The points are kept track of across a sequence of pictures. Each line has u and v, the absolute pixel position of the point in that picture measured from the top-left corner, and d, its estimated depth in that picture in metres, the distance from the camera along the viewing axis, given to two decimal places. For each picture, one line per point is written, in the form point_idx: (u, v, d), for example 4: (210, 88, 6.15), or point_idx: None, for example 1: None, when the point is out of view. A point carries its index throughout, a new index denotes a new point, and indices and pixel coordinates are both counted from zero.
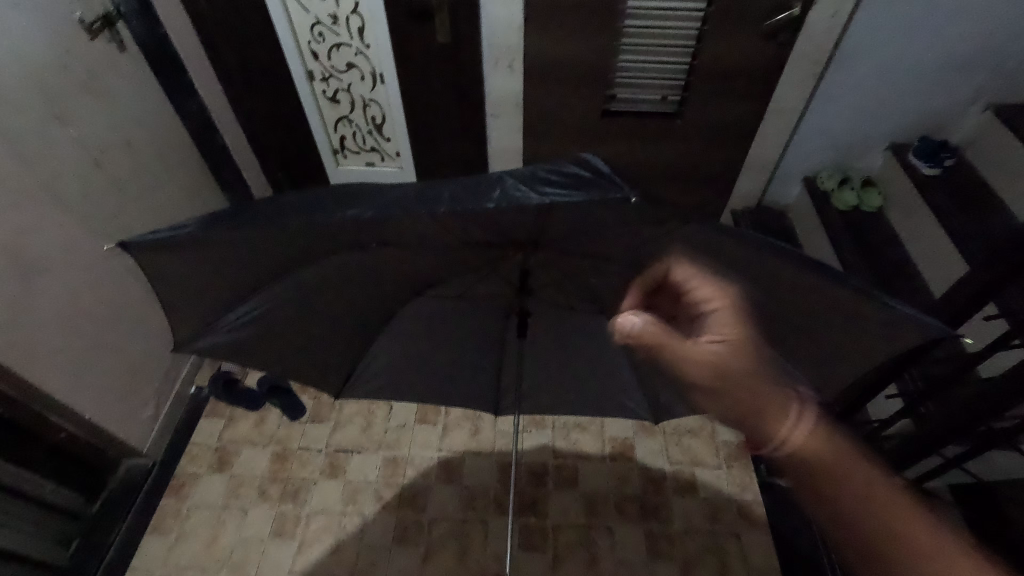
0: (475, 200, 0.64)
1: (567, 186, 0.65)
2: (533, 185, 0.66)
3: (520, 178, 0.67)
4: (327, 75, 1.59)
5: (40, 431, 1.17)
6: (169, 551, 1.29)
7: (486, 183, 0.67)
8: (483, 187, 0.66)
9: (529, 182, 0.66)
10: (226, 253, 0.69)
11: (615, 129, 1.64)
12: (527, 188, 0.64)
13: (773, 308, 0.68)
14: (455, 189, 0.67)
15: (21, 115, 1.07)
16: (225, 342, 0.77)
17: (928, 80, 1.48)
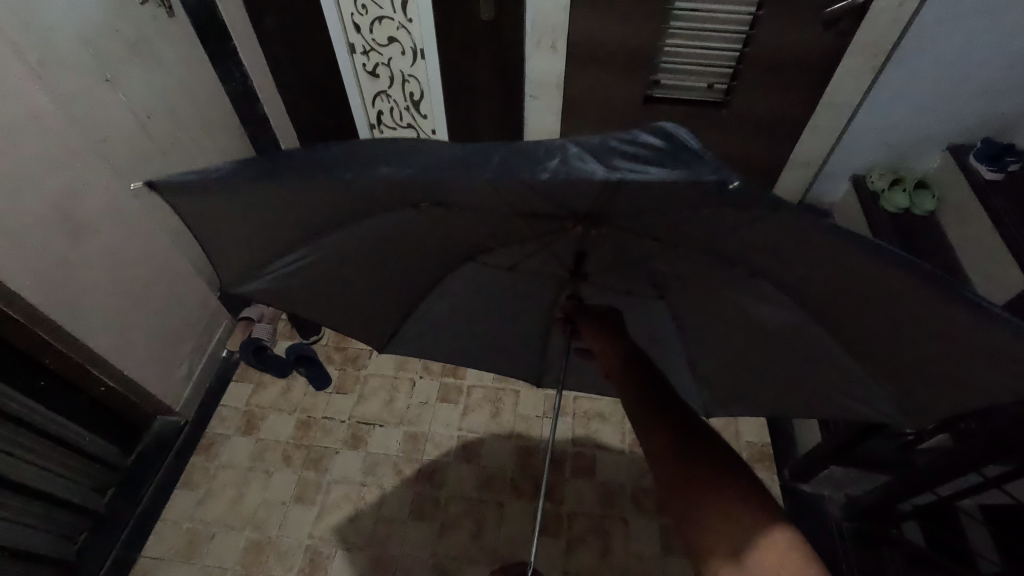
0: (530, 166, 0.53)
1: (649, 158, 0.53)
2: (603, 157, 0.54)
3: (587, 148, 0.55)
4: (367, 49, 1.58)
5: (82, 383, 1.22)
6: (197, 505, 1.35)
7: (546, 150, 0.55)
8: (542, 155, 0.54)
9: (600, 149, 0.55)
10: (261, 204, 0.66)
11: (657, 116, 1.59)
12: (594, 161, 0.53)
13: (826, 316, 0.65)
14: (507, 151, 0.56)
15: (74, 74, 1.11)
16: (272, 289, 0.80)
17: (997, 78, 1.39)
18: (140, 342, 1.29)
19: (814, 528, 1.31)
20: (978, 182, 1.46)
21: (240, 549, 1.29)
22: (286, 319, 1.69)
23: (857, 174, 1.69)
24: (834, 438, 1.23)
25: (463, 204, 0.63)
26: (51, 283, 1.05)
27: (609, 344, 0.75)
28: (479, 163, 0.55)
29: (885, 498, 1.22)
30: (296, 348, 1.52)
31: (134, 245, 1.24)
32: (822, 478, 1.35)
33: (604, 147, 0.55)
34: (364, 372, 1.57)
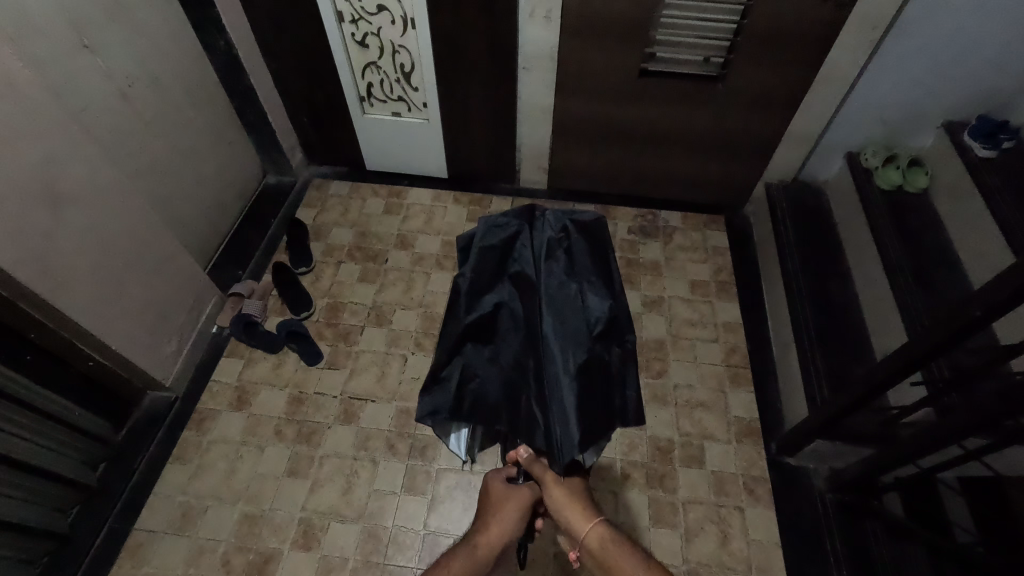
0: (559, 296, 0.84)
1: (586, 329, 0.83)
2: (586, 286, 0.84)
3: (575, 276, 0.85)
4: (356, 17, 1.51)
5: (70, 359, 1.21)
6: (190, 478, 1.36)
7: (557, 286, 0.84)
8: (559, 288, 0.84)
9: (557, 344, 0.84)
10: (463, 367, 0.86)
11: (651, 91, 1.57)
12: (584, 294, 0.84)
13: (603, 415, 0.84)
14: (547, 290, 0.85)
15: (45, 35, 1.08)
16: (439, 426, 0.90)
17: (992, 53, 1.39)
18: (128, 317, 1.28)
19: (800, 501, 1.34)
20: (974, 160, 1.46)
21: (234, 522, 1.30)
22: (277, 295, 1.68)
23: (851, 152, 1.68)
24: (822, 411, 1.24)
25: (533, 323, 0.84)
26: (36, 257, 1.04)
27: (586, 514, 0.88)
28: (546, 293, 0.85)
29: (868, 471, 1.24)
30: (286, 325, 1.53)
31: (121, 220, 1.21)
32: (807, 452, 1.36)
33: (562, 341, 0.83)
34: (355, 348, 1.57)
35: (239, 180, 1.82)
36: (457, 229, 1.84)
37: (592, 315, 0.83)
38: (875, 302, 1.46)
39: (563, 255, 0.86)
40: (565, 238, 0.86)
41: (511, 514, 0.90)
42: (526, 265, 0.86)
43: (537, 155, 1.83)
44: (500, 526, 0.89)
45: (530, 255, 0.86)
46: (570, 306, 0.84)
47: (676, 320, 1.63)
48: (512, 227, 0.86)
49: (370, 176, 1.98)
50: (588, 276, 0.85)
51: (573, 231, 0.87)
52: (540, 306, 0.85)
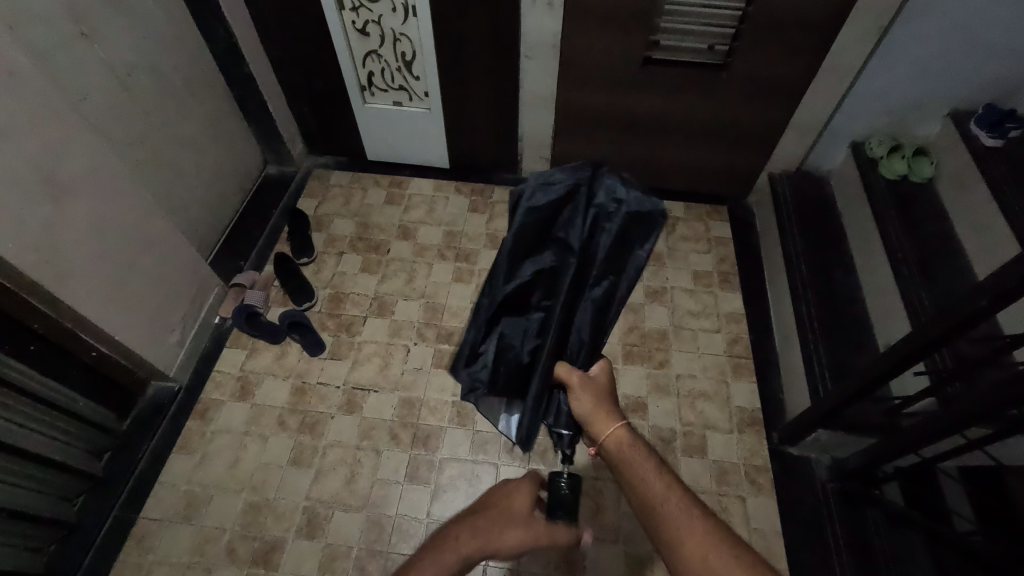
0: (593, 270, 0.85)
1: (612, 310, 0.88)
2: (620, 260, 0.85)
3: (613, 251, 0.84)
4: (357, 5, 1.49)
5: (73, 349, 1.21)
6: (194, 468, 1.37)
7: (596, 261, 0.84)
8: (596, 265, 0.84)
9: (578, 320, 0.88)
10: (498, 332, 0.93)
11: (654, 79, 1.56)
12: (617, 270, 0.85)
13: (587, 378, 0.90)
14: (583, 264, 0.84)
15: (41, 23, 1.07)
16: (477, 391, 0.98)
17: (1001, 38, 1.37)
18: (130, 307, 1.28)
19: (802, 490, 1.35)
20: (979, 149, 1.45)
21: (239, 510, 1.31)
22: (279, 286, 1.67)
23: (856, 141, 1.67)
24: (823, 402, 1.24)
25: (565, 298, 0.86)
26: (39, 247, 1.04)
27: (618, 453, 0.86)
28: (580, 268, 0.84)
29: (870, 460, 1.24)
30: (289, 315, 1.53)
31: (122, 210, 1.21)
32: (809, 443, 1.37)
33: (580, 319, 0.88)
34: (358, 339, 1.57)
35: (240, 170, 1.81)
36: (459, 220, 1.83)
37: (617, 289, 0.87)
38: (879, 293, 1.46)
39: (611, 230, 0.83)
40: (610, 209, 0.83)
41: (519, 536, 0.88)
42: (572, 238, 0.83)
43: (540, 145, 1.83)
44: (502, 545, 0.87)
45: (578, 230, 0.83)
46: (603, 286, 0.86)
47: (678, 310, 1.63)
48: (556, 197, 0.83)
49: (371, 166, 1.97)
50: (630, 254, 0.85)
51: (619, 206, 0.83)
52: (583, 283, 0.86)
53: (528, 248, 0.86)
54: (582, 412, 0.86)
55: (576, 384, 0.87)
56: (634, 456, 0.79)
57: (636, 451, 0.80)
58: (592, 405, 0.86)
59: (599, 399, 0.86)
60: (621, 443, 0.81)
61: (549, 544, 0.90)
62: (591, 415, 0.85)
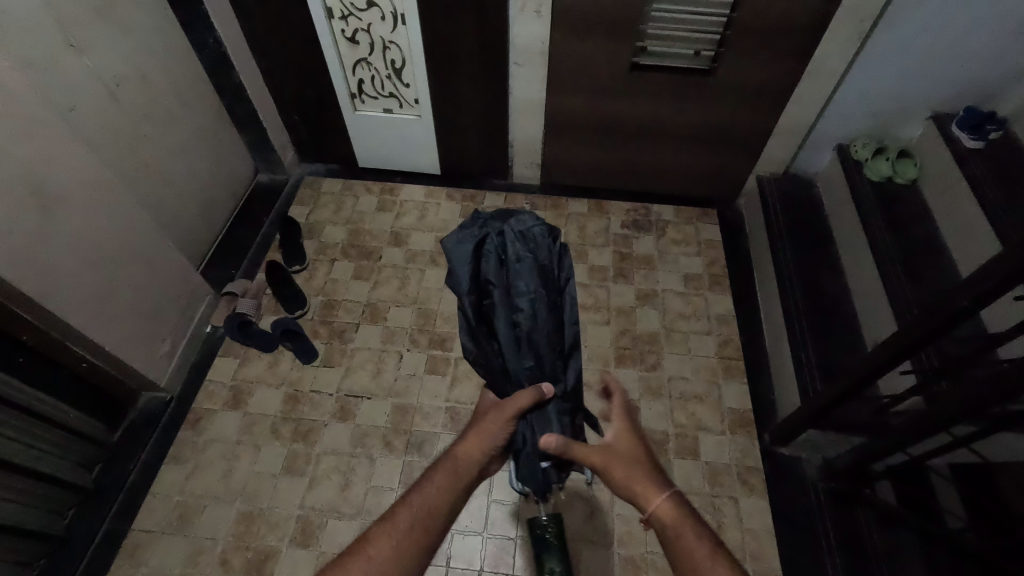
0: (517, 287, 0.91)
1: (545, 314, 0.92)
2: (533, 270, 0.91)
3: (522, 267, 0.91)
4: (346, 13, 1.50)
5: (63, 360, 1.21)
6: (187, 478, 1.36)
7: (514, 279, 0.91)
8: (518, 282, 0.91)
9: (529, 336, 0.91)
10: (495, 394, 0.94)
11: (642, 84, 1.57)
12: (534, 281, 0.91)
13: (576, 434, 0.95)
14: (507, 287, 0.91)
15: (27, 34, 1.07)
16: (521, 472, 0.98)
17: (979, 42, 1.40)
18: (121, 317, 1.28)
19: (794, 489, 1.36)
20: (961, 152, 1.49)
21: (233, 520, 1.31)
22: (270, 294, 1.67)
23: (841, 144, 1.69)
24: (812, 402, 1.26)
25: (506, 323, 0.90)
26: (28, 260, 1.04)
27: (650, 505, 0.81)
28: (506, 292, 0.91)
29: (859, 459, 1.25)
30: (281, 323, 1.51)
31: (110, 220, 1.20)
32: (800, 443, 1.38)
33: (531, 334, 0.91)
34: (351, 346, 1.57)
35: (231, 178, 1.81)
36: (450, 225, 1.84)
37: (543, 293, 0.92)
38: (866, 293, 1.48)
39: (515, 251, 0.92)
40: (508, 238, 0.92)
41: (493, 425, 0.88)
42: (490, 274, 0.90)
43: (530, 150, 1.84)
44: (480, 436, 0.87)
45: (492, 264, 0.91)
46: (525, 296, 0.91)
47: (670, 313, 1.64)
48: (462, 245, 0.91)
49: (362, 173, 1.97)
50: (540, 261, 0.93)
51: (511, 230, 0.93)
52: (511, 301, 0.91)
53: (459, 294, 0.91)
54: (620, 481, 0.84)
55: (599, 459, 0.85)
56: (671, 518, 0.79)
57: (675, 519, 0.79)
58: (627, 476, 0.83)
59: (633, 467, 0.84)
60: (664, 515, 0.79)
61: (510, 410, 0.88)
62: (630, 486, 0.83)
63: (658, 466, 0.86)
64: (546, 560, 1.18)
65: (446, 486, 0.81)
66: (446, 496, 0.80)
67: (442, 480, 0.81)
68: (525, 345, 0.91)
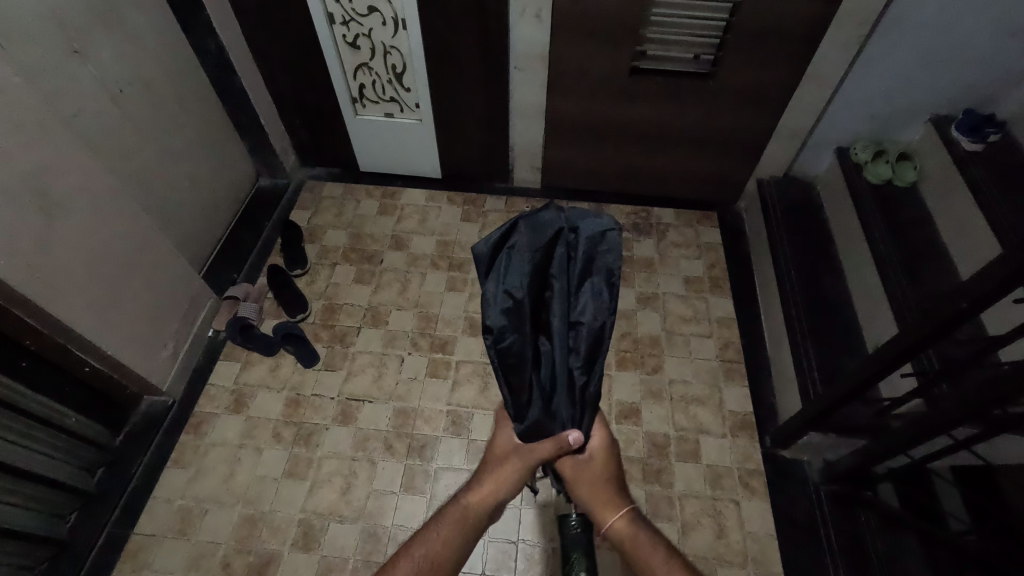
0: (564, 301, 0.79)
1: (608, 328, 0.80)
2: (584, 286, 0.79)
3: (575, 279, 0.79)
4: (347, 19, 1.51)
5: (66, 364, 1.21)
6: (188, 482, 1.36)
7: (566, 294, 0.79)
8: (573, 297, 0.80)
9: (572, 356, 0.80)
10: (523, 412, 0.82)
11: (641, 88, 1.58)
12: (586, 298, 0.80)
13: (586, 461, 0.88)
14: (557, 301, 0.78)
15: (33, 41, 1.09)
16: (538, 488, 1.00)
17: (978, 46, 1.41)
18: (123, 321, 1.28)
19: (795, 492, 1.36)
20: (960, 154, 1.49)
21: (234, 524, 1.31)
22: (272, 298, 1.68)
23: (841, 147, 1.70)
24: (813, 404, 1.26)
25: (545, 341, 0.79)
26: (31, 264, 1.04)
27: (605, 518, 0.87)
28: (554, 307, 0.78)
29: (860, 462, 1.25)
30: (282, 327, 1.53)
31: (112, 224, 1.20)
32: (801, 445, 1.38)
33: (574, 355, 0.80)
34: (352, 349, 1.58)
35: (232, 183, 1.81)
36: (451, 229, 1.84)
37: (590, 313, 0.80)
38: (867, 295, 1.48)
39: (584, 259, 0.78)
40: (568, 248, 0.78)
41: (512, 471, 0.85)
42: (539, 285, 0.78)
43: (530, 155, 1.85)
44: (497, 483, 0.85)
45: (541, 275, 0.77)
46: (577, 313, 0.80)
47: (671, 316, 1.64)
48: (510, 247, 0.76)
49: (364, 178, 1.98)
50: (608, 271, 0.79)
51: (583, 235, 0.78)
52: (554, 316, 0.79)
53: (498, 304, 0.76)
54: (582, 499, 0.90)
55: (570, 474, 0.89)
56: (629, 538, 0.85)
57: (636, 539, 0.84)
58: (590, 493, 0.89)
59: (597, 485, 0.88)
60: (622, 534, 0.86)
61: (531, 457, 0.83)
62: (591, 502, 0.88)
63: (623, 480, 0.91)
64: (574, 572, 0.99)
65: (450, 536, 0.82)
66: (453, 546, 0.82)
67: (450, 530, 0.82)
68: (577, 358, 0.80)
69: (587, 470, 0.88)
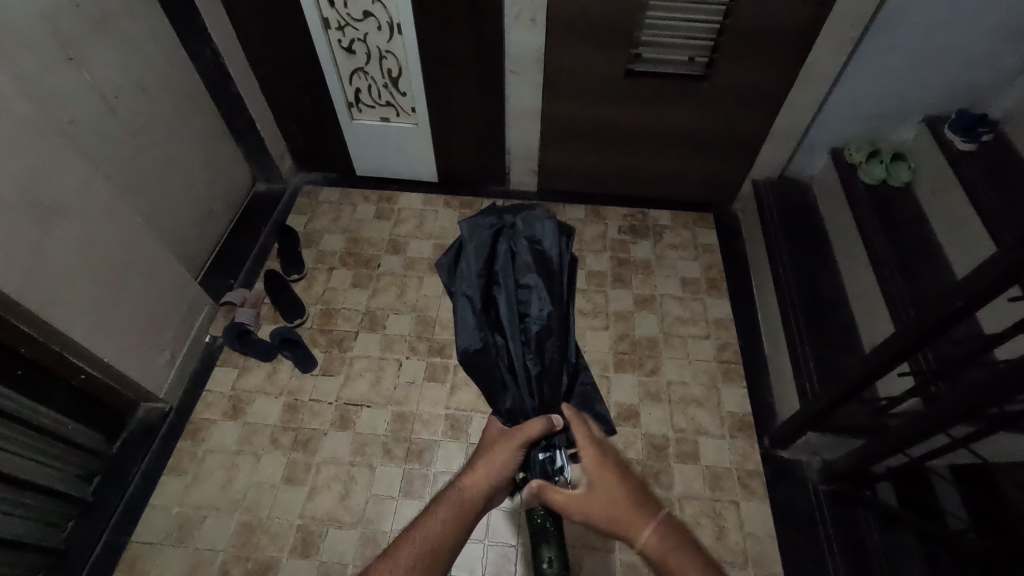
0: (515, 289, 1.01)
1: (551, 319, 0.99)
2: (530, 274, 1.02)
3: (521, 269, 1.03)
4: (342, 24, 1.51)
5: (62, 372, 1.21)
6: (185, 489, 1.35)
7: (515, 281, 1.02)
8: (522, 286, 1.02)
9: (527, 338, 0.98)
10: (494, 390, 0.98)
11: (636, 90, 1.59)
12: (533, 287, 1.00)
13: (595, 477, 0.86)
14: (506, 285, 1.02)
15: (28, 48, 1.09)
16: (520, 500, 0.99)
17: (968, 47, 1.42)
18: (120, 328, 1.28)
19: (794, 492, 1.36)
20: (954, 154, 1.50)
21: (232, 531, 1.30)
22: (270, 303, 1.67)
23: (834, 148, 1.71)
24: (811, 404, 1.27)
25: (502, 323, 1.00)
26: (27, 272, 1.04)
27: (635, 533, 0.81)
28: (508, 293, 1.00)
29: (860, 462, 1.25)
30: (279, 332, 1.52)
31: (108, 231, 1.20)
32: (800, 445, 1.39)
33: (528, 339, 0.98)
34: (349, 354, 1.57)
35: (229, 188, 1.81)
36: (448, 233, 1.84)
37: (537, 298, 1.00)
38: (864, 295, 1.49)
39: (528, 253, 1.04)
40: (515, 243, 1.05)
41: (500, 454, 0.88)
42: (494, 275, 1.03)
43: (527, 158, 1.85)
44: (486, 467, 0.87)
45: (494, 266, 1.04)
46: (528, 300, 1.00)
47: (669, 317, 1.64)
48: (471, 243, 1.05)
49: (360, 182, 1.98)
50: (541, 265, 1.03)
51: (521, 232, 1.06)
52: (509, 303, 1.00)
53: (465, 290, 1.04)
54: (604, 520, 0.82)
55: (576, 504, 0.85)
56: (666, 543, 0.80)
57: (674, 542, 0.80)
58: (611, 509, 0.83)
59: (619, 500, 0.84)
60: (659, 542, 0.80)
61: (521, 438, 0.89)
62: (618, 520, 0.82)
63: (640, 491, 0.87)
64: (542, 548, 1.01)
65: (447, 520, 0.81)
66: (449, 530, 0.80)
67: (448, 512, 0.82)
68: (530, 347, 0.97)
69: (599, 488, 0.85)
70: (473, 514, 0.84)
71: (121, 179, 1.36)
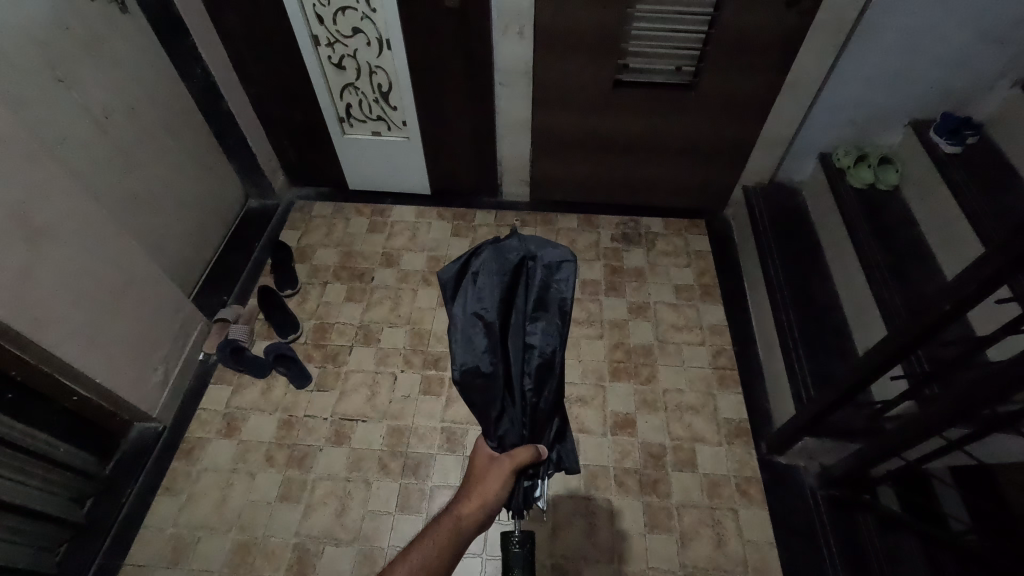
0: (519, 326, 0.80)
1: (558, 354, 0.81)
2: (540, 311, 0.82)
3: (529, 304, 0.81)
4: (332, 41, 1.53)
5: (55, 395, 1.20)
6: (180, 509, 1.34)
7: (520, 317, 0.81)
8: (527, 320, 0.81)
9: (524, 380, 0.80)
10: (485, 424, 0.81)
11: (625, 99, 1.60)
12: (540, 324, 0.81)
13: None
14: (511, 319, 0.81)
15: (17, 73, 1.10)
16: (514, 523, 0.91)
17: (952, 52, 1.44)
18: (111, 350, 1.27)
19: (793, 498, 1.36)
20: (940, 156, 1.53)
21: (227, 551, 1.29)
22: (263, 319, 1.67)
23: (823, 152, 1.72)
24: (807, 409, 1.26)
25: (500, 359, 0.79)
26: (16, 295, 1.04)
27: None
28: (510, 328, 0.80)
29: (858, 466, 1.25)
30: (274, 348, 1.52)
31: (97, 250, 1.19)
32: (797, 450, 1.39)
33: (527, 381, 0.81)
34: (344, 369, 1.57)
35: (221, 205, 1.81)
36: (441, 245, 1.84)
37: (543, 338, 0.81)
38: (857, 299, 1.49)
39: (540, 286, 0.81)
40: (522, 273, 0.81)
41: (492, 485, 0.81)
42: (491, 307, 0.78)
43: (519, 169, 1.86)
44: (479, 500, 0.81)
45: (493, 298, 0.79)
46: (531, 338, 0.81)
47: (663, 325, 1.64)
48: (469, 265, 0.80)
49: (353, 196, 1.98)
50: (562, 302, 0.81)
51: (538, 261, 0.81)
52: (510, 340, 0.80)
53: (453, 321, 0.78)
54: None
55: None
56: None
57: None
58: None
59: None
60: None
61: (510, 465, 0.81)
62: None
63: None
64: None
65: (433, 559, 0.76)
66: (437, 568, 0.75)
67: (434, 553, 0.76)
68: (530, 378, 0.81)
69: None
70: (463, 547, 0.79)
71: (113, 199, 1.36)
